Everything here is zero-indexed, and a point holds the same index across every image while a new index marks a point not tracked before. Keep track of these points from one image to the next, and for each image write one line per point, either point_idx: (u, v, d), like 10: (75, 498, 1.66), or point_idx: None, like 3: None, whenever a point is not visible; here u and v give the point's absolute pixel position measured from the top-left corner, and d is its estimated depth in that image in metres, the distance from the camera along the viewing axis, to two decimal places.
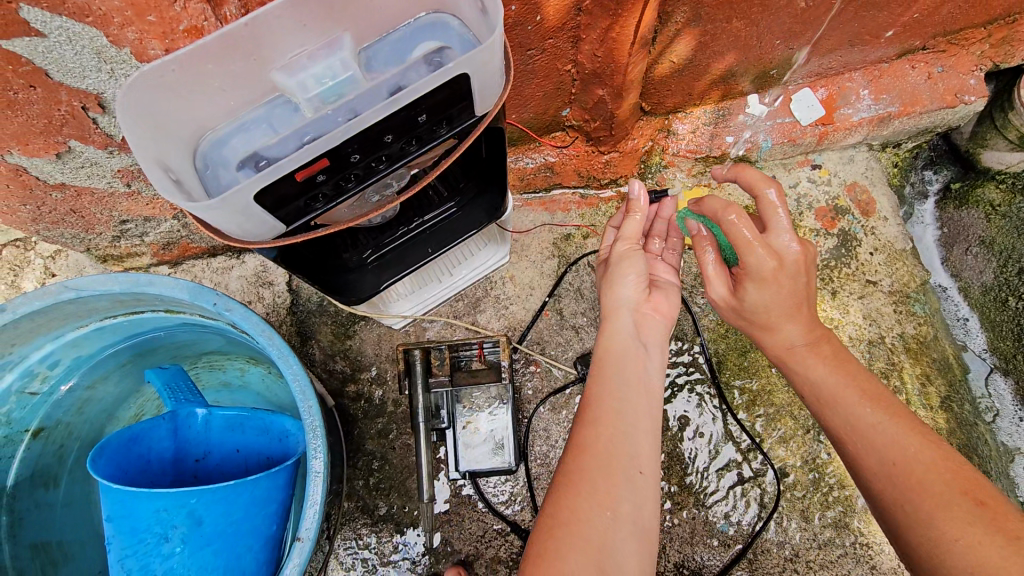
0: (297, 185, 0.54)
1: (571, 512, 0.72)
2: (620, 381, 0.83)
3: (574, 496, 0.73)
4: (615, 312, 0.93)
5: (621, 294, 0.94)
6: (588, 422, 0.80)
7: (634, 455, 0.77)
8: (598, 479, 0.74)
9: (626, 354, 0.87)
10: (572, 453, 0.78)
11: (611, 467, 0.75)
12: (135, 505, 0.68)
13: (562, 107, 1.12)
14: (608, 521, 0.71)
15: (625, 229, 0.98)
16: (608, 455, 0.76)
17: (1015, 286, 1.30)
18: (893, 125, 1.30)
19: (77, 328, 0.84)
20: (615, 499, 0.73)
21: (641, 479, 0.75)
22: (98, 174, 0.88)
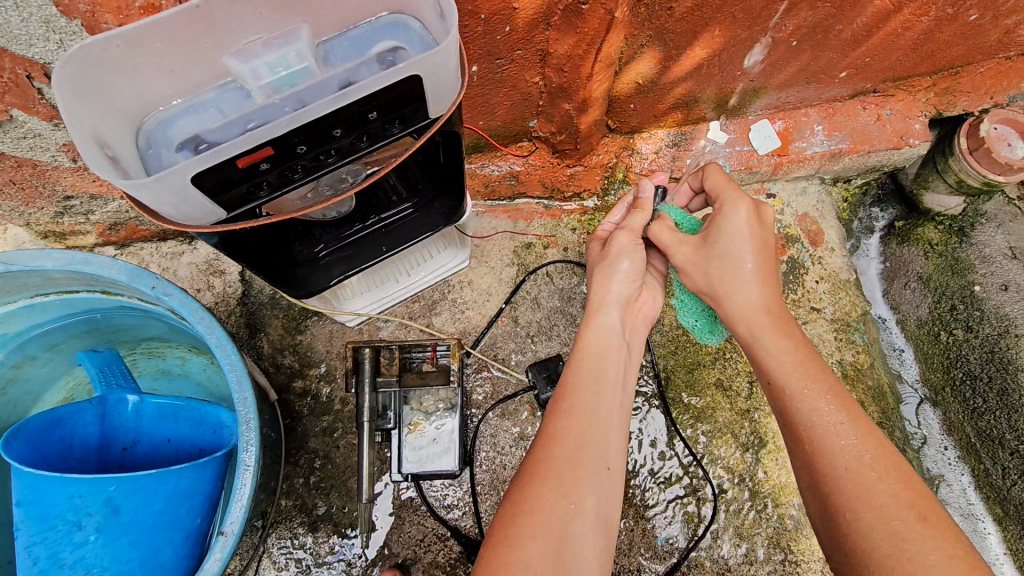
0: (239, 172, 0.53)
1: (530, 502, 0.73)
2: (593, 376, 0.85)
3: (536, 486, 0.74)
4: (601, 306, 0.94)
5: (611, 289, 0.95)
6: (563, 412, 0.81)
7: (603, 451, 0.78)
8: (564, 471, 0.75)
9: (610, 348, 0.89)
10: (542, 443, 0.79)
11: (579, 455, 0.76)
12: (47, 489, 0.65)
13: (529, 118, 1.14)
14: (566, 512, 0.72)
15: (629, 221, 0.98)
16: (576, 448, 0.77)
17: (947, 322, 1.37)
18: (844, 161, 1.36)
19: (4, 304, 0.80)
20: (579, 493, 0.73)
21: (607, 474, 0.76)
22: (42, 147, 0.85)
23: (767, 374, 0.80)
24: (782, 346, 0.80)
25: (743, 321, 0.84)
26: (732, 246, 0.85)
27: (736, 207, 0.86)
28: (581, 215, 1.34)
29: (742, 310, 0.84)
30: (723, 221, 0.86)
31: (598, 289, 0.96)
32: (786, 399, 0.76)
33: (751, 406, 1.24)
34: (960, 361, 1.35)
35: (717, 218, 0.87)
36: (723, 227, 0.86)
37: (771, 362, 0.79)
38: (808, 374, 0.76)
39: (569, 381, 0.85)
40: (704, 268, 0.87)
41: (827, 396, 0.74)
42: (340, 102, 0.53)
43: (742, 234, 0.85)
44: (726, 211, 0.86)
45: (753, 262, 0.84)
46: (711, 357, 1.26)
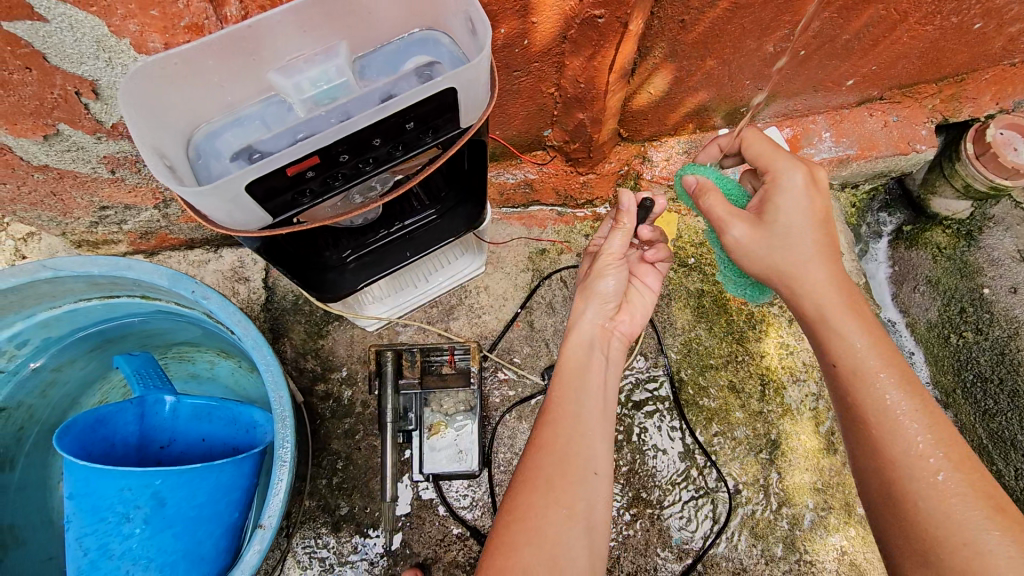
0: (287, 179, 0.57)
1: (523, 508, 0.76)
2: (577, 388, 0.87)
3: (530, 496, 0.77)
4: (578, 323, 0.97)
5: (587, 313, 0.97)
6: (547, 423, 0.84)
7: (590, 455, 0.81)
8: (555, 477, 0.78)
9: (590, 361, 0.92)
10: (531, 451, 0.82)
11: (565, 465, 0.79)
12: (98, 482, 0.67)
13: (544, 128, 1.18)
14: (561, 520, 0.75)
15: (610, 244, 0.96)
16: (564, 454, 0.80)
17: (957, 324, 1.39)
18: (851, 167, 1.39)
19: (49, 308, 0.84)
20: (570, 498, 0.77)
21: (596, 479, 0.79)
22: (83, 159, 0.90)
23: (835, 360, 0.78)
24: (856, 328, 0.78)
25: (814, 301, 0.81)
26: (794, 213, 0.83)
27: (794, 171, 0.85)
28: (594, 221, 1.37)
29: (818, 287, 0.81)
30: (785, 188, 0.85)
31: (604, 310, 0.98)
32: (860, 381, 0.75)
33: (764, 407, 1.26)
34: (970, 363, 1.37)
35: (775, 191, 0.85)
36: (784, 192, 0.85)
37: (847, 349, 0.77)
38: (886, 356, 0.76)
39: (553, 395, 0.87)
40: (767, 242, 0.83)
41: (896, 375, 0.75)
42: (381, 114, 0.56)
43: (803, 200, 0.84)
44: (783, 179, 0.86)
45: (825, 237, 0.83)
46: (723, 359, 1.29)
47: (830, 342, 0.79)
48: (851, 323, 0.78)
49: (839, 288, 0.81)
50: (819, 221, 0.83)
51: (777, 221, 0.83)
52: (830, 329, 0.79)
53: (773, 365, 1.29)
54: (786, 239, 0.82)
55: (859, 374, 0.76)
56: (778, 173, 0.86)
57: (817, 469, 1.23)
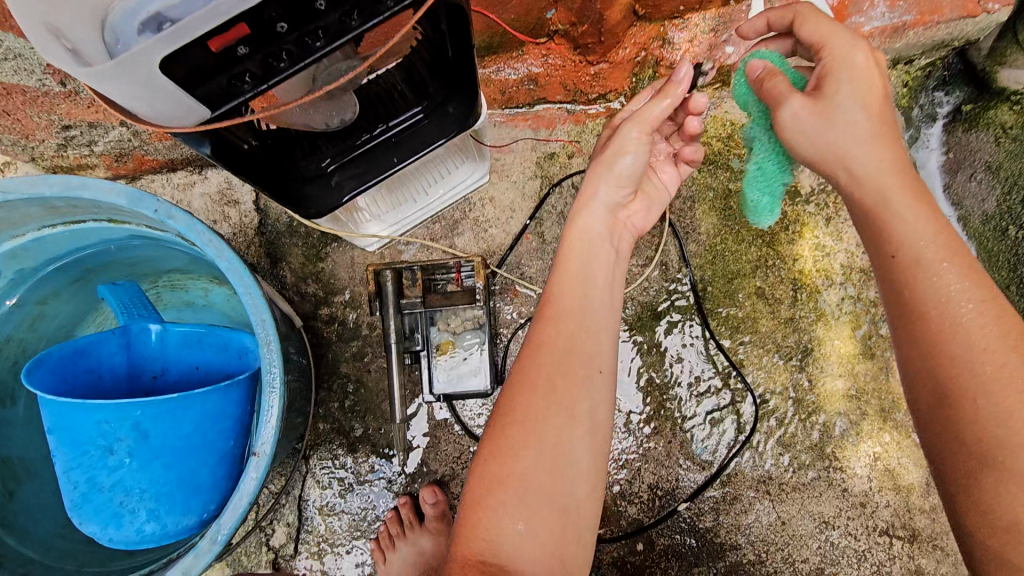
0: (212, 57, 0.47)
1: (523, 412, 0.70)
2: (582, 280, 0.80)
3: (529, 396, 0.71)
4: (588, 206, 0.87)
5: (600, 191, 0.87)
6: (548, 320, 0.77)
7: (594, 352, 0.75)
8: (556, 377, 0.71)
9: (599, 251, 0.84)
10: (531, 351, 0.75)
11: (567, 360, 0.73)
12: (74, 417, 0.64)
13: (546, 8, 1.02)
14: (564, 419, 0.70)
15: (643, 111, 0.84)
16: (567, 351, 0.74)
17: (1017, 215, 1.24)
18: (908, 37, 1.20)
19: (13, 238, 0.78)
20: (572, 399, 0.71)
21: (599, 377, 0.74)
22: (25, 69, 0.81)
23: (893, 248, 0.66)
24: (915, 211, 0.66)
25: (872, 188, 0.69)
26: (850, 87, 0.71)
27: (850, 49, 0.72)
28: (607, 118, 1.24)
29: (873, 175, 0.69)
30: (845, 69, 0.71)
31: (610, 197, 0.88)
32: (921, 273, 0.63)
33: (796, 314, 1.17)
34: None
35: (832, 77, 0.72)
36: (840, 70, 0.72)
37: (906, 233, 0.65)
38: (947, 244, 0.64)
39: (552, 288, 0.80)
40: (822, 123, 0.72)
41: (955, 258, 0.63)
42: None
43: (857, 72, 0.71)
44: (838, 57, 0.72)
45: (883, 118, 0.71)
46: (752, 265, 1.18)
47: (880, 230, 0.67)
48: (906, 203, 0.67)
49: (898, 174, 0.68)
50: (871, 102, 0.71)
51: (836, 96, 0.71)
52: (887, 214, 0.67)
53: (807, 269, 1.18)
54: (840, 118, 0.70)
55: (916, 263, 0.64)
56: (835, 51, 0.72)
57: (852, 375, 1.16)
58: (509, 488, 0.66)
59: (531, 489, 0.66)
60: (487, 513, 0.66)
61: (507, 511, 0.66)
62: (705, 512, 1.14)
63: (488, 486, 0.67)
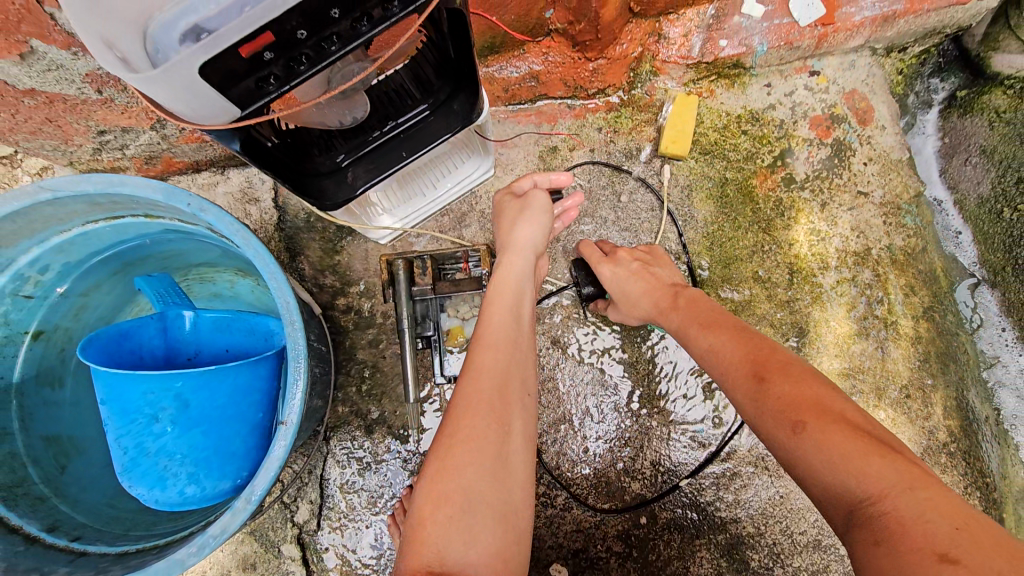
0: (244, 62, 0.52)
1: (467, 430, 0.73)
2: (513, 320, 0.90)
3: (470, 419, 0.74)
4: (508, 261, 0.99)
5: (524, 242, 1.01)
6: (486, 349, 0.84)
7: (524, 379, 0.83)
8: (496, 398, 0.77)
9: (520, 296, 0.94)
10: (467, 376, 0.81)
11: (504, 385, 0.79)
12: (123, 387, 0.71)
13: (545, 8, 1.08)
14: (501, 435, 0.74)
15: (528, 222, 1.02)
16: (504, 376, 0.81)
17: (1011, 198, 1.25)
18: (898, 26, 1.23)
19: (61, 233, 0.85)
20: (510, 417, 0.76)
21: (529, 399, 0.81)
22: (66, 79, 0.88)
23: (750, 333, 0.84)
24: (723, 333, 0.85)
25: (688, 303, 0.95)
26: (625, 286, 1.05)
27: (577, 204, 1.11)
28: (607, 112, 1.29)
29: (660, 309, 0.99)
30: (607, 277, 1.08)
31: (531, 242, 1.01)
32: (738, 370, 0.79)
33: (792, 296, 1.23)
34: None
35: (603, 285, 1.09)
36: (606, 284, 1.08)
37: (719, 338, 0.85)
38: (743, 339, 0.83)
39: (488, 322, 0.89)
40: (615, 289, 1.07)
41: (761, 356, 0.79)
42: None
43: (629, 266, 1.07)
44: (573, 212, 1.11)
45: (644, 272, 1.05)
46: (748, 251, 1.24)
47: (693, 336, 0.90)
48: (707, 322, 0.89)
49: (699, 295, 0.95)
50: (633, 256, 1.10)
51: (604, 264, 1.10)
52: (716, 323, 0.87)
53: (802, 254, 1.25)
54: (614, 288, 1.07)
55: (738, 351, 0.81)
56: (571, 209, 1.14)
57: (845, 355, 1.22)
58: (453, 502, 0.67)
59: (474, 497, 0.68)
60: (434, 526, 0.66)
61: (447, 522, 0.66)
62: (706, 487, 1.19)
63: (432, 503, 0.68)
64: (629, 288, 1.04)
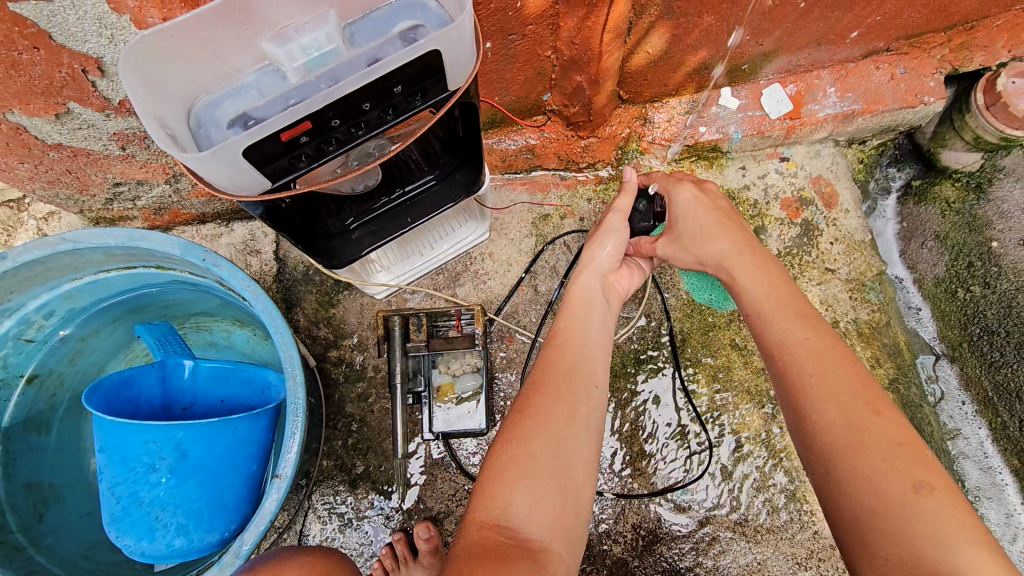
0: (282, 144, 0.60)
1: (536, 409, 0.80)
2: (580, 319, 0.92)
3: (542, 397, 0.81)
4: (586, 271, 0.98)
5: (598, 258, 0.99)
6: (556, 343, 0.89)
7: (594, 374, 0.86)
8: (564, 384, 0.82)
9: (589, 312, 0.93)
10: (539, 368, 0.86)
11: (572, 378, 0.83)
12: (125, 436, 0.73)
13: (543, 92, 1.19)
14: (567, 418, 0.79)
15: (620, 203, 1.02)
16: (572, 366, 0.85)
17: (964, 278, 1.38)
18: (857, 122, 1.37)
19: (72, 280, 0.89)
20: (578, 402, 0.81)
21: (596, 393, 0.84)
22: (95, 136, 0.93)
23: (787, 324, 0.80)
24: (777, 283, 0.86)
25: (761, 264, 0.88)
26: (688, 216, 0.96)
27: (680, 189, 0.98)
28: (596, 184, 1.38)
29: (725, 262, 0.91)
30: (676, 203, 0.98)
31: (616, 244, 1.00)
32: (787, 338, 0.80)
33: None
34: (978, 318, 1.36)
35: (672, 207, 0.98)
36: (680, 209, 0.97)
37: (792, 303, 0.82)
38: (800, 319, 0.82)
39: (563, 320, 0.93)
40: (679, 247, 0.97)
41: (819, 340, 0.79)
42: (369, 77, 0.58)
43: (698, 211, 0.96)
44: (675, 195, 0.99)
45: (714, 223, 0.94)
46: (726, 319, 1.30)
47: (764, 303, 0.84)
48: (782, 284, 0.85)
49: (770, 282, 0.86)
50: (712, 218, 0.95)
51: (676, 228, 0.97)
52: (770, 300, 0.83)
53: None
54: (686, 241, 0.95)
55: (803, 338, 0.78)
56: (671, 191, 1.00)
57: None
58: (519, 466, 0.74)
59: (543, 469, 0.74)
60: (500, 490, 0.73)
61: (530, 495, 0.72)
62: (685, 552, 1.21)
63: (500, 465, 0.75)
64: (700, 225, 0.94)
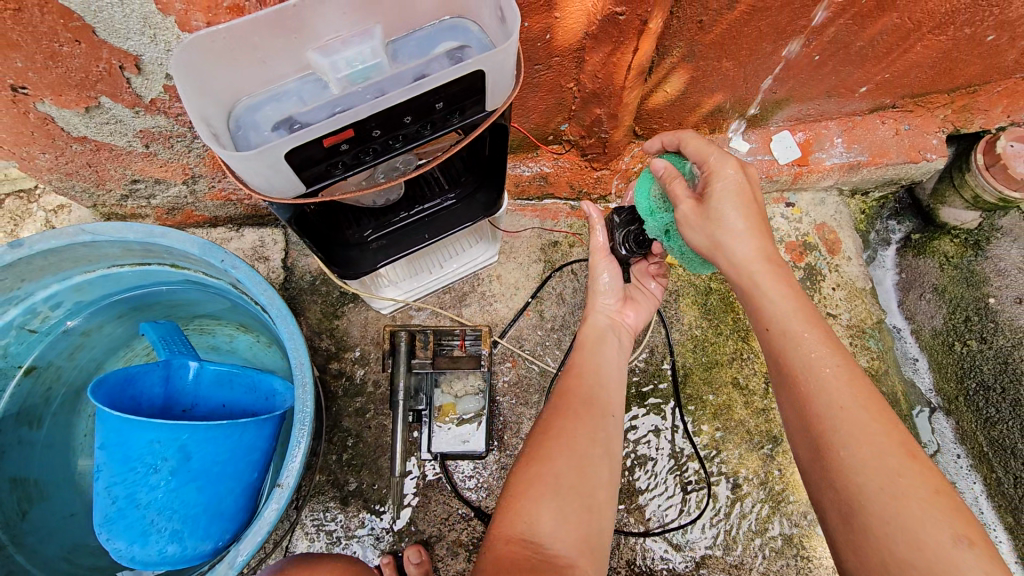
0: (323, 150, 0.60)
1: (558, 430, 0.83)
2: (596, 351, 0.97)
3: (564, 419, 0.84)
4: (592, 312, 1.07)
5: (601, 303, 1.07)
6: (574, 373, 0.93)
7: (612, 401, 0.89)
8: (583, 407, 0.85)
9: (604, 341, 1.00)
10: (557, 394, 0.89)
11: (591, 402, 0.86)
12: (129, 435, 0.72)
13: (561, 121, 1.21)
14: (588, 439, 0.82)
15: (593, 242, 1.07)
16: (590, 392, 0.88)
17: (962, 332, 1.40)
18: (862, 174, 1.41)
19: (84, 272, 0.88)
20: (597, 426, 0.84)
21: (614, 419, 0.87)
22: (120, 132, 0.94)
23: (767, 323, 0.83)
24: (781, 291, 0.83)
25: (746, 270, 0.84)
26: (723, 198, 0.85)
27: (725, 166, 0.87)
28: None
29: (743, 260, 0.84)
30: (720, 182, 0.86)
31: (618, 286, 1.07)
32: (789, 343, 0.80)
33: (768, 404, 1.29)
34: (974, 372, 1.38)
35: (708, 184, 0.87)
36: (719, 188, 0.86)
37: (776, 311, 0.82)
38: (807, 319, 0.81)
39: (579, 353, 0.98)
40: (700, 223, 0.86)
41: (824, 344, 0.79)
42: (414, 91, 0.59)
43: (732, 196, 0.85)
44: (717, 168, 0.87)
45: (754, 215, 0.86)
46: (728, 357, 1.31)
47: (759, 302, 0.84)
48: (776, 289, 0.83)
49: (780, 282, 0.84)
50: (744, 207, 0.85)
51: (714, 208, 0.85)
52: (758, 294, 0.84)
53: None
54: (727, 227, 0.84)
55: (781, 332, 0.81)
56: (712, 166, 0.87)
57: None
58: (546, 480, 0.76)
59: (562, 484, 0.76)
60: (525, 505, 0.74)
61: (555, 511, 0.74)
62: None
63: (524, 482, 0.77)
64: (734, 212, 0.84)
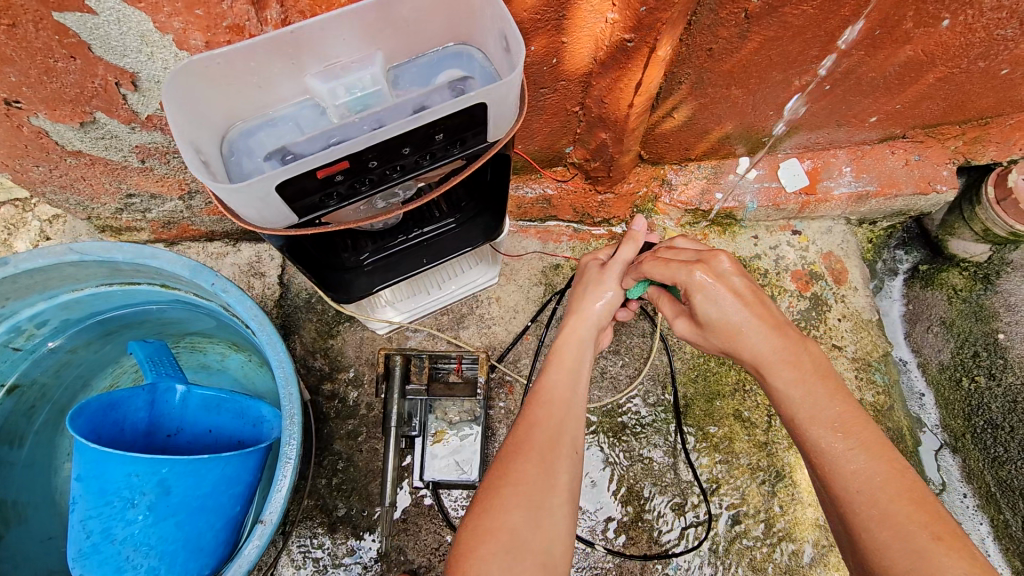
0: (317, 181, 0.58)
1: (517, 474, 0.77)
2: (572, 378, 0.90)
3: (524, 462, 0.79)
4: (581, 317, 0.97)
5: (594, 307, 0.97)
6: (543, 402, 0.86)
7: (576, 435, 0.84)
8: (546, 451, 0.80)
9: (579, 364, 0.92)
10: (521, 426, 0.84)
11: (555, 442, 0.81)
12: (106, 467, 0.69)
13: (566, 144, 1.19)
14: (547, 484, 0.77)
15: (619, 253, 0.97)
16: (555, 430, 0.82)
17: (969, 368, 1.37)
18: (870, 204, 1.39)
19: (72, 290, 0.86)
20: (556, 470, 0.79)
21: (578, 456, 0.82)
22: (115, 147, 0.92)
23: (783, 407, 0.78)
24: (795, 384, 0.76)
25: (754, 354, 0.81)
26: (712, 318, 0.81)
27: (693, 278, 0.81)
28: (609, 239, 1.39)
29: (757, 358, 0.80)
30: (697, 301, 0.81)
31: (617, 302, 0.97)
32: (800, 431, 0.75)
33: (769, 439, 1.25)
34: (981, 410, 1.34)
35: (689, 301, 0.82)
36: (699, 308, 0.81)
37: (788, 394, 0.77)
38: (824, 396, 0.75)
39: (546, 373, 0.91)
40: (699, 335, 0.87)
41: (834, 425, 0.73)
42: (414, 123, 0.57)
43: (718, 301, 0.80)
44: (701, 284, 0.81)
45: (754, 324, 0.79)
46: (730, 388, 1.28)
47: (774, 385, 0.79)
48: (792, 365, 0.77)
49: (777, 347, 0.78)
50: (739, 307, 0.79)
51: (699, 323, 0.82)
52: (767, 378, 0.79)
53: None
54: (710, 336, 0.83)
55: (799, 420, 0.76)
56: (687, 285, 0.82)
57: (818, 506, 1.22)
58: (498, 538, 0.71)
59: (521, 542, 0.71)
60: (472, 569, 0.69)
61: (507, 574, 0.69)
62: None
63: (476, 538, 0.72)
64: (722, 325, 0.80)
